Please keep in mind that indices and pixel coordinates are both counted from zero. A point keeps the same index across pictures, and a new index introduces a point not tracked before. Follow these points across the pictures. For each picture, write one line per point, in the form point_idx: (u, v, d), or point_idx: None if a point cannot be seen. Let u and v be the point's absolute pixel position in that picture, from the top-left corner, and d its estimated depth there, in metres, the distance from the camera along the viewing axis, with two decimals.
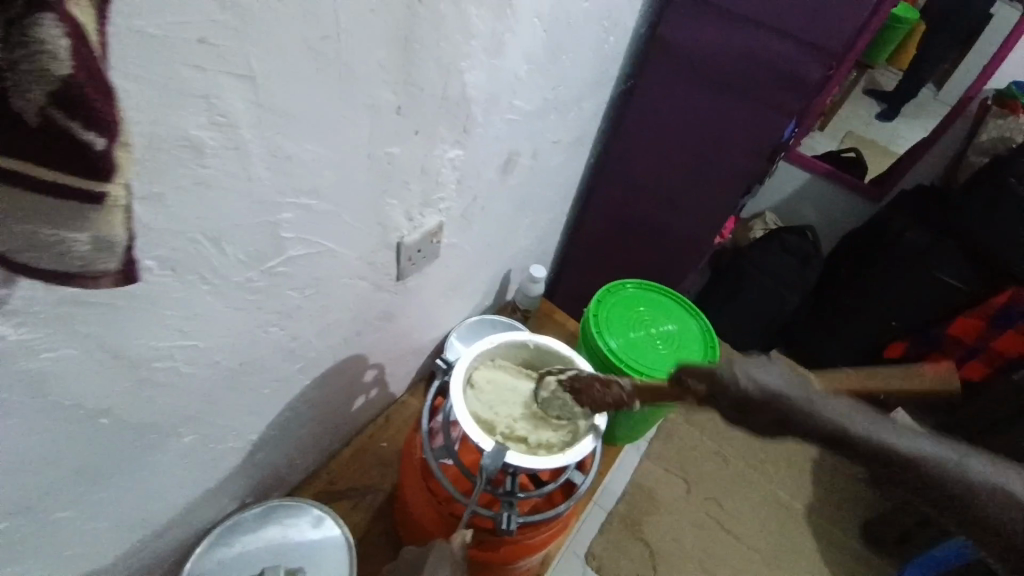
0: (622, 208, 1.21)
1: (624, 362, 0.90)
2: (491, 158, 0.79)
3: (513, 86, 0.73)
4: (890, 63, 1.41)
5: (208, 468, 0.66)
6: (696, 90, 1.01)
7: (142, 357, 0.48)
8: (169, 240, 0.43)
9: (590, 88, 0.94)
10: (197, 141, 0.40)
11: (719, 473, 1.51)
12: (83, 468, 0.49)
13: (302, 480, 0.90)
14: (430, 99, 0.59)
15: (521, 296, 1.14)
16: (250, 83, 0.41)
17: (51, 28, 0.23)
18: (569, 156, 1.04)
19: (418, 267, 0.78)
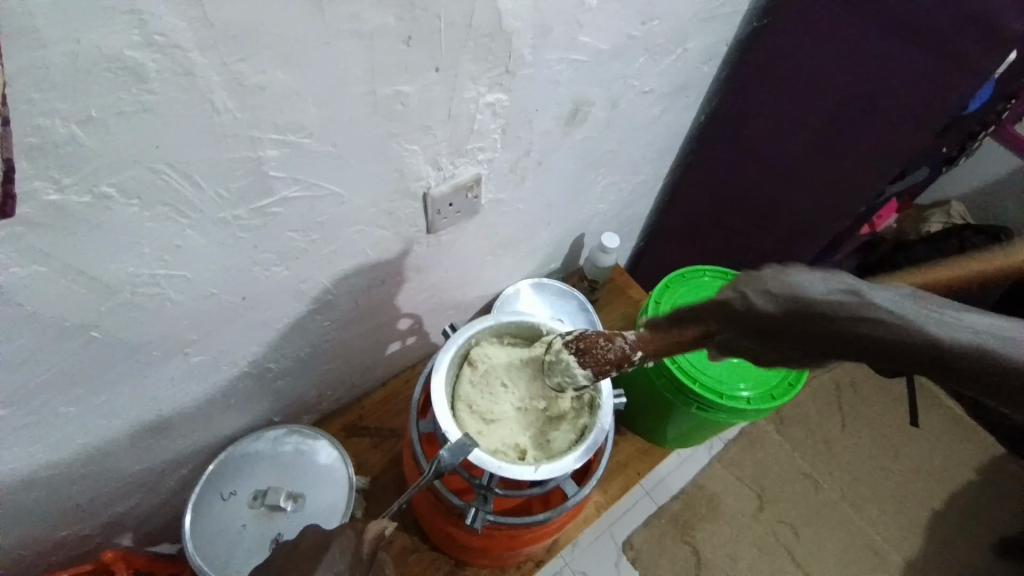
0: (732, 176, 1.01)
1: (677, 363, 0.77)
2: (549, 106, 0.68)
3: (579, 17, 0.59)
4: None
5: (224, 388, 0.69)
6: (854, 33, 0.76)
7: (122, 281, 0.48)
8: (124, 168, 0.41)
9: (701, 25, 0.75)
10: (136, 66, 0.37)
11: (806, 499, 1.30)
12: (81, 375, 0.52)
13: (334, 409, 0.93)
14: (450, 29, 0.50)
15: (590, 265, 1.02)
16: (192, 3, 0.36)
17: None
18: (667, 109, 0.87)
19: (451, 222, 0.72)
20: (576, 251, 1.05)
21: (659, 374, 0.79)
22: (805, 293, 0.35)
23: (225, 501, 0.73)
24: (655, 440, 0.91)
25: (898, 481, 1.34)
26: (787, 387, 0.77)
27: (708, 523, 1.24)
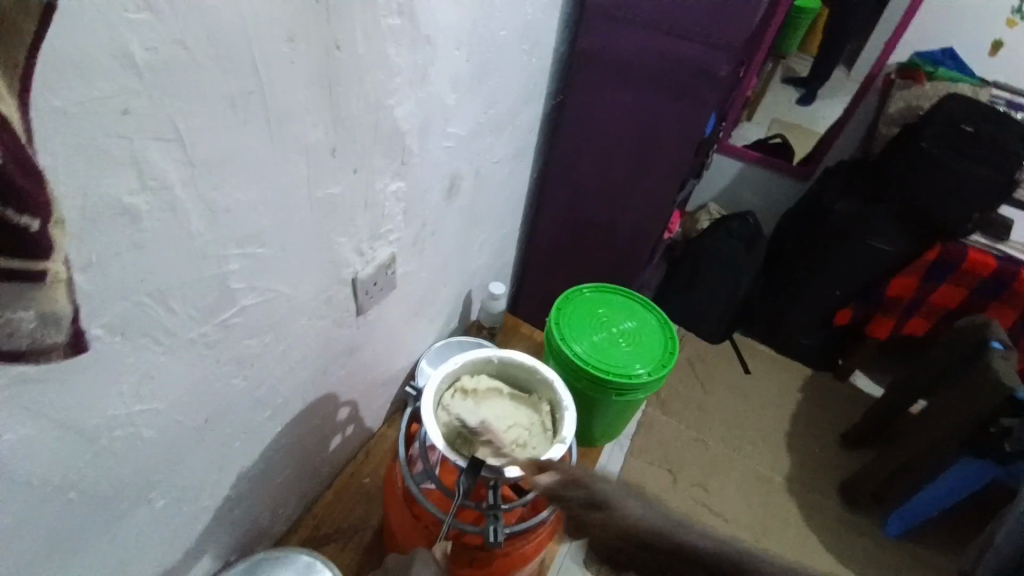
0: (570, 215, 1.25)
1: (590, 363, 0.93)
2: (433, 184, 0.81)
3: (444, 113, 0.75)
4: (801, 51, 1.51)
5: (184, 531, 0.65)
6: (620, 95, 1.06)
7: (100, 427, 0.47)
8: (113, 306, 0.44)
9: (519, 108, 0.98)
10: (131, 207, 0.42)
11: (702, 457, 1.53)
12: (51, 549, 0.48)
13: (286, 531, 0.88)
14: (362, 137, 0.62)
15: (485, 314, 1.16)
16: (179, 146, 0.43)
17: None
18: (512, 172, 1.08)
19: (375, 300, 0.80)
20: (468, 307, 1.18)
21: (579, 377, 0.94)
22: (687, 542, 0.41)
23: None
24: (588, 439, 1.04)
25: (760, 417, 1.65)
26: (671, 354, 0.98)
27: None
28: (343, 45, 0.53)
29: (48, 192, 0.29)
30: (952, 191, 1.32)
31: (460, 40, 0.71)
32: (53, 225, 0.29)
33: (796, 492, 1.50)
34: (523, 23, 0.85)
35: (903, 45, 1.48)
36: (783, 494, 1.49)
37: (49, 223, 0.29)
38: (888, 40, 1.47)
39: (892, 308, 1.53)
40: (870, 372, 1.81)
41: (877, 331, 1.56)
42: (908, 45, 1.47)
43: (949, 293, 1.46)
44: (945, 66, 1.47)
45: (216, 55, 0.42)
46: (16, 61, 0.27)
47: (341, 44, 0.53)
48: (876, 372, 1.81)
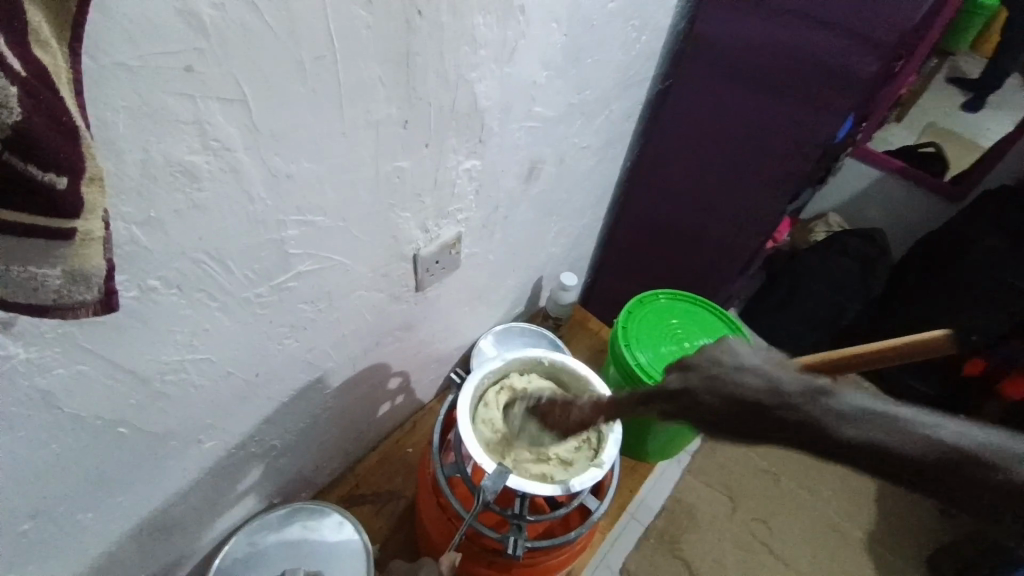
0: (660, 212, 1.15)
1: (653, 377, 0.86)
2: (510, 167, 0.77)
3: (530, 93, 0.70)
4: (974, 50, 1.35)
5: (230, 471, 0.69)
6: (737, 86, 0.94)
7: (153, 371, 0.50)
8: (169, 262, 0.45)
9: (619, 91, 0.90)
10: (192, 166, 0.41)
11: (769, 491, 1.40)
12: (104, 472, 0.52)
13: (328, 483, 0.92)
14: (436, 112, 0.58)
15: (552, 304, 1.11)
16: (244, 110, 0.42)
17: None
18: (601, 160, 1.00)
19: (436, 278, 0.78)
20: (537, 294, 1.14)
21: None
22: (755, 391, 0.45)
23: None
24: (640, 454, 0.98)
25: None
26: None
27: (691, 532, 1.31)
28: (424, 12, 0.49)
29: (84, 150, 0.29)
30: None
31: (558, 13, 0.65)
32: (86, 184, 0.29)
33: (874, 552, 1.34)
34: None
35: None
36: (857, 551, 1.33)
37: (80, 183, 0.28)
38: None
39: None
40: None
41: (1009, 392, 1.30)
42: None
43: None
44: None
45: (286, 18, 0.40)
46: None
47: (422, 12, 0.49)
48: None
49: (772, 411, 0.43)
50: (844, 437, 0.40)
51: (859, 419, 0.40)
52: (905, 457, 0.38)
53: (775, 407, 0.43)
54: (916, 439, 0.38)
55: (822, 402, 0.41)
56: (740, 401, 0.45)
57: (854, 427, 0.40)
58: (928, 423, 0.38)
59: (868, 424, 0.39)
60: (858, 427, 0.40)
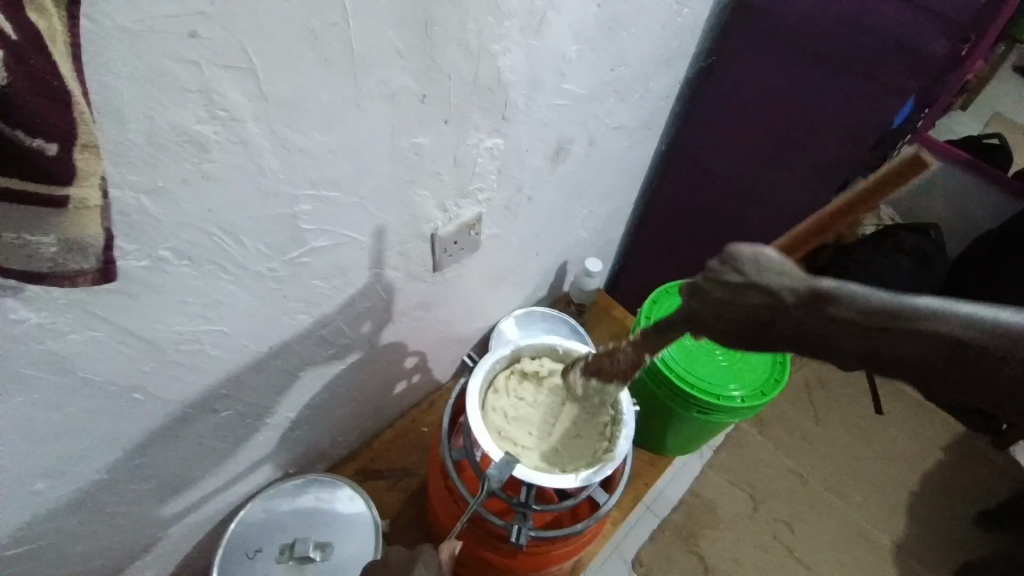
0: (694, 198, 1.10)
1: (675, 371, 0.83)
2: (536, 146, 0.74)
3: (560, 68, 0.67)
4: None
5: (246, 439, 0.70)
6: (785, 63, 0.88)
7: (166, 340, 0.50)
8: (179, 233, 0.44)
9: (657, 68, 0.85)
10: (200, 135, 0.41)
11: (794, 492, 1.35)
12: (120, 435, 0.54)
13: (344, 457, 0.93)
14: (457, 87, 0.56)
15: (576, 289, 1.09)
16: (251, 78, 0.41)
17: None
18: (634, 141, 0.96)
19: (455, 259, 0.76)
20: (561, 279, 1.12)
21: (659, 384, 0.85)
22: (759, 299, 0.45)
23: (252, 559, 0.73)
24: (657, 449, 0.96)
25: (877, 466, 1.41)
26: (775, 383, 0.84)
27: (709, 529, 1.28)
28: None
29: (77, 116, 0.28)
30: None
31: None
32: (78, 151, 0.28)
33: (902, 562, 1.28)
34: None
35: None
36: (884, 560, 1.28)
37: (70, 149, 0.28)
38: None
39: None
40: None
41: None
42: None
43: None
44: None
45: None
46: None
47: None
48: None
49: (782, 325, 0.45)
50: (842, 321, 0.42)
51: (867, 316, 0.41)
52: (930, 357, 0.41)
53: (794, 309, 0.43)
54: (915, 328, 0.40)
55: (822, 309, 0.42)
56: (749, 316, 0.46)
57: (861, 314, 0.41)
58: (931, 308, 0.40)
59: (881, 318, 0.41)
60: (867, 319, 0.41)
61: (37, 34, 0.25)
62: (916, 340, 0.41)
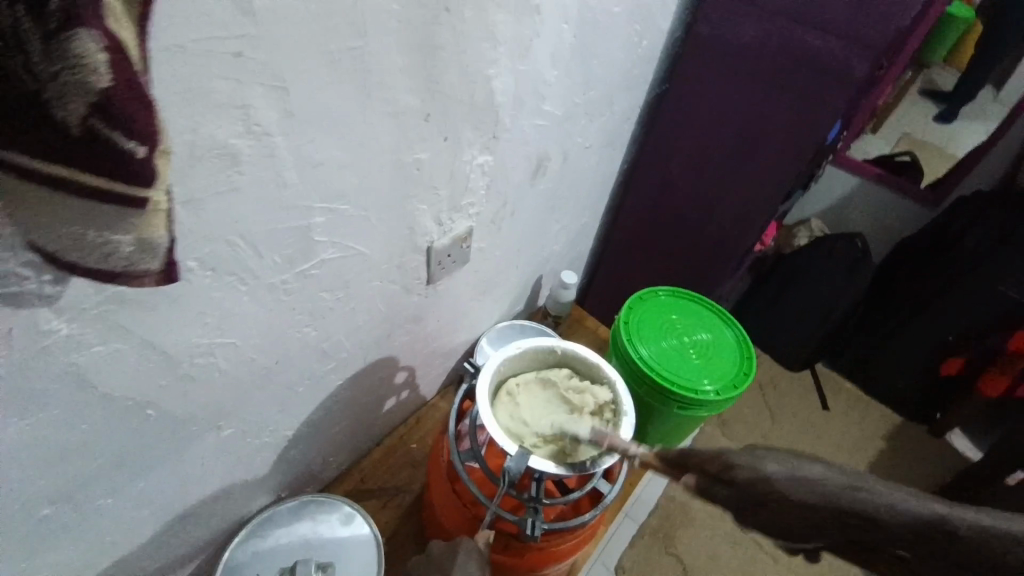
0: (655, 212, 1.19)
1: (654, 369, 0.89)
2: (518, 163, 0.79)
3: (540, 90, 0.73)
4: (947, 61, 1.35)
5: (244, 461, 0.69)
6: (728, 88, 0.98)
7: (182, 353, 0.51)
8: (207, 244, 0.46)
9: (620, 93, 0.94)
10: (234, 149, 0.43)
11: None
12: (128, 455, 0.53)
13: (333, 478, 0.92)
14: (456, 106, 0.61)
15: (552, 301, 1.14)
16: (283, 95, 0.44)
17: (84, 37, 0.24)
18: (601, 161, 1.04)
19: (446, 272, 0.80)
20: (536, 292, 1.16)
21: (640, 383, 0.90)
22: (747, 467, 0.46)
23: None
24: None
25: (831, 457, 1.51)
26: (744, 375, 0.91)
27: (686, 529, 1.33)
28: (450, 8, 0.52)
29: (158, 120, 0.29)
30: None
31: (569, 14, 0.68)
32: (159, 156, 0.29)
33: None
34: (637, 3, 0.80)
35: None
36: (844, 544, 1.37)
37: (155, 153, 0.29)
38: None
39: (1009, 364, 1.34)
40: None
41: (987, 389, 1.39)
42: None
43: None
44: None
45: (327, 5, 0.42)
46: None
47: (449, 8, 0.51)
48: None
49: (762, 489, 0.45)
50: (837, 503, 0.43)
51: (900, 515, 0.41)
52: (900, 536, 0.41)
53: (852, 501, 0.43)
54: (899, 512, 0.41)
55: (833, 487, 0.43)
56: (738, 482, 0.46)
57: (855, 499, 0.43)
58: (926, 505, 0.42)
59: (869, 497, 0.42)
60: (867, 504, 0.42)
61: (121, 43, 0.25)
62: (912, 522, 0.41)
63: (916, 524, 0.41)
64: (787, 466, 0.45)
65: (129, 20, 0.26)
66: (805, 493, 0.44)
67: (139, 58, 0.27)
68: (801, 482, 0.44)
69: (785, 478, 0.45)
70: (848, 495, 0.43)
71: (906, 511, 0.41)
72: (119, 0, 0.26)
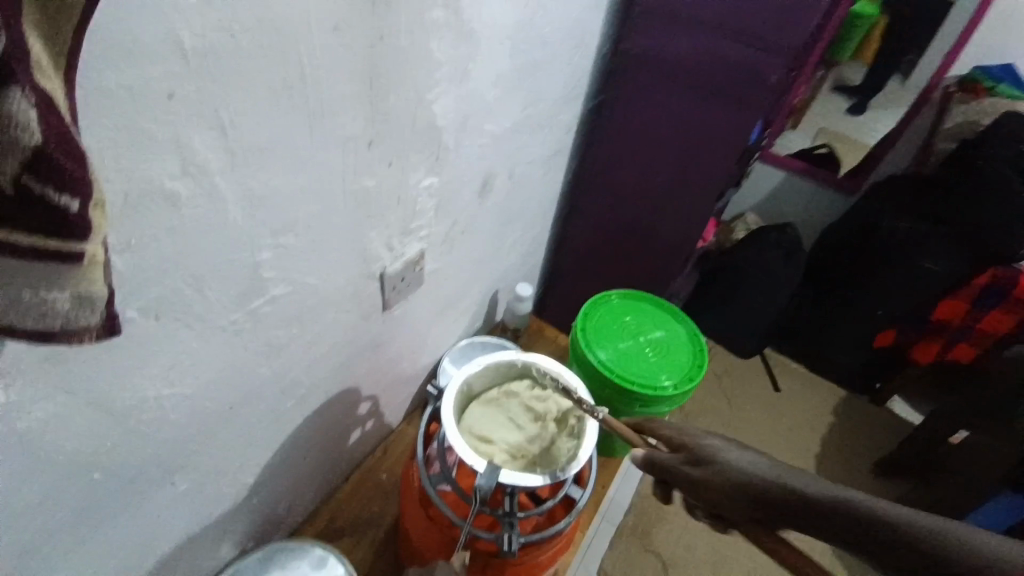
0: (601, 219, 1.22)
1: (616, 372, 0.91)
2: (466, 182, 0.80)
3: (483, 110, 0.75)
4: (856, 58, 1.42)
5: (205, 513, 0.66)
6: (657, 96, 1.03)
7: (130, 408, 0.48)
8: (150, 290, 0.44)
9: (558, 108, 0.97)
10: (172, 191, 0.42)
11: None
12: (76, 521, 0.49)
13: (302, 520, 0.89)
14: (400, 130, 0.61)
15: (510, 315, 1.15)
16: (222, 134, 0.43)
17: (13, 97, 0.23)
18: (546, 174, 1.07)
19: (402, 295, 0.79)
20: (494, 307, 1.17)
21: (603, 387, 0.92)
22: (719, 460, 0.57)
23: None
24: (609, 451, 1.01)
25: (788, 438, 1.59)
26: (699, 367, 0.95)
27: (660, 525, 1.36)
28: (386, 37, 0.52)
29: (92, 172, 0.28)
30: (992, 208, 1.29)
31: (504, 36, 0.70)
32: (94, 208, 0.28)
33: None
34: (566, 22, 0.83)
35: (967, 55, 1.40)
36: None
37: (89, 206, 0.28)
38: (958, 38, 1.38)
39: (938, 332, 1.46)
40: (909, 400, 1.71)
41: (920, 357, 1.50)
42: (972, 55, 1.40)
43: (999, 320, 1.36)
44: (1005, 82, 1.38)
45: (261, 41, 0.42)
46: (62, 45, 0.26)
47: (385, 36, 0.52)
48: (915, 400, 1.71)
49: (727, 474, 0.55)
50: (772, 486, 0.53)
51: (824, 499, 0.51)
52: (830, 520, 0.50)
53: (783, 484, 0.53)
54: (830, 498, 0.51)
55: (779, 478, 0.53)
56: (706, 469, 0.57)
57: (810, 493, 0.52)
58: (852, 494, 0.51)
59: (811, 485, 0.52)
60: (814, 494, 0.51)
61: (49, 99, 0.25)
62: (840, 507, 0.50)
63: (838, 510, 0.50)
64: (740, 459, 0.56)
65: (54, 73, 0.26)
66: (747, 479, 0.54)
67: (67, 110, 0.26)
68: (744, 474, 0.55)
69: (738, 468, 0.55)
70: (778, 481, 0.53)
71: (825, 497, 0.51)
72: (43, 55, 0.25)
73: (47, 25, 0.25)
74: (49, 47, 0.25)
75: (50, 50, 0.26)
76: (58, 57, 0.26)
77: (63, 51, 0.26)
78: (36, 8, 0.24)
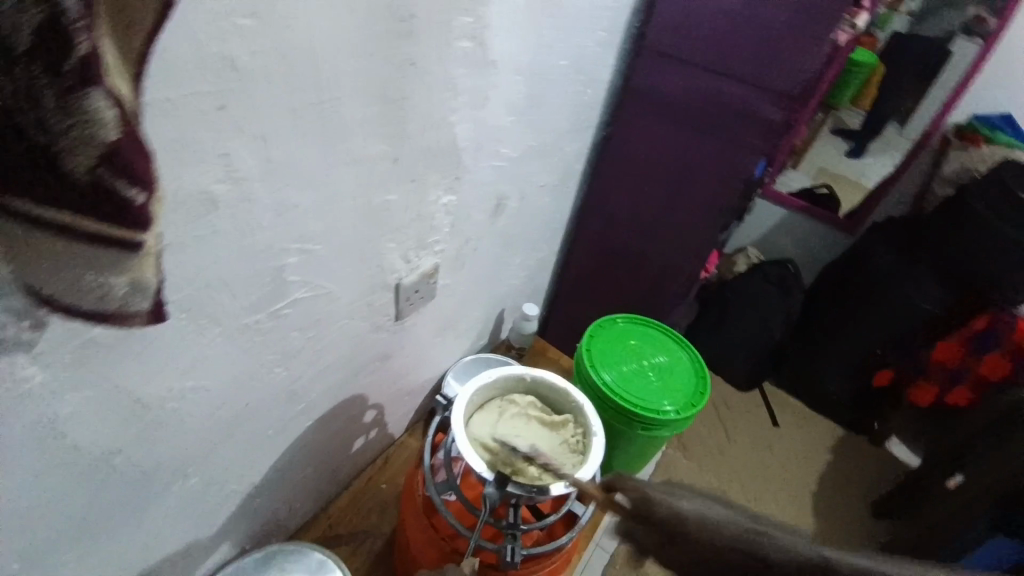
0: (606, 245, 1.26)
1: (617, 394, 0.93)
2: (479, 203, 0.84)
3: (498, 135, 0.78)
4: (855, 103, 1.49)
5: (209, 512, 0.67)
6: (663, 129, 1.07)
7: (153, 400, 0.50)
8: (184, 287, 0.47)
9: (569, 136, 1.01)
10: (213, 194, 0.44)
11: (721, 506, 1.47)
12: (91, 508, 0.51)
13: (300, 527, 0.89)
14: (422, 150, 0.64)
15: (514, 334, 1.17)
16: (262, 145, 0.46)
17: (96, 95, 0.25)
18: (555, 198, 1.10)
19: (413, 308, 0.82)
20: (499, 326, 1.19)
21: (604, 408, 0.94)
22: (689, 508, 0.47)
23: None
24: (608, 473, 1.01)
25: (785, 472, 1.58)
26: (700, 394, 0.96)
27: None
28: (415, 63, 0.56)
29: (152, 165, 0.30)
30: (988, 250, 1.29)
31: (521, 67, 0.74)
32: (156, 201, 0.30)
33: None
34: (580, 57, 0.88)
35: (962, 106, 1.46)
36: None
37: (151, 199, 0.30)
38: (951, 91, 1.44)
39: (934, 375, 1.43)
40: None
41: (918, 398, 1.48)
42: (970, 104, 1.45)
43: (998, 367, 1.31)
44: (1004, 132, 1.42)
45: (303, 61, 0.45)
46: (133, 51, 0.28)
47: (414, 63, 0.56)
48: None
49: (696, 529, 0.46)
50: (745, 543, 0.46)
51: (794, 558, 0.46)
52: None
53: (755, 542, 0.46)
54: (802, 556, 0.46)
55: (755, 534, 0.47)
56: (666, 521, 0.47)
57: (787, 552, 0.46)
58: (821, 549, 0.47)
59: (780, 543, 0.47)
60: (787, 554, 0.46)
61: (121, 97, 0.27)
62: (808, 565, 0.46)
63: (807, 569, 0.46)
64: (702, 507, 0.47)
65: (124, 77, 0.28)
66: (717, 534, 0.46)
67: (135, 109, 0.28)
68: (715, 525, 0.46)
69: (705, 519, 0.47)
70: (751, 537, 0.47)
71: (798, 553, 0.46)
72: (114, 58, 0.27)
73: (119, 36, 0.27)
74: (122, 54, 0.27)
75: (119, 53, 0.27)
76: (127, 61, 0.28)
77: (132, 54, 0.28)
78: (111, 19, 0.26)
